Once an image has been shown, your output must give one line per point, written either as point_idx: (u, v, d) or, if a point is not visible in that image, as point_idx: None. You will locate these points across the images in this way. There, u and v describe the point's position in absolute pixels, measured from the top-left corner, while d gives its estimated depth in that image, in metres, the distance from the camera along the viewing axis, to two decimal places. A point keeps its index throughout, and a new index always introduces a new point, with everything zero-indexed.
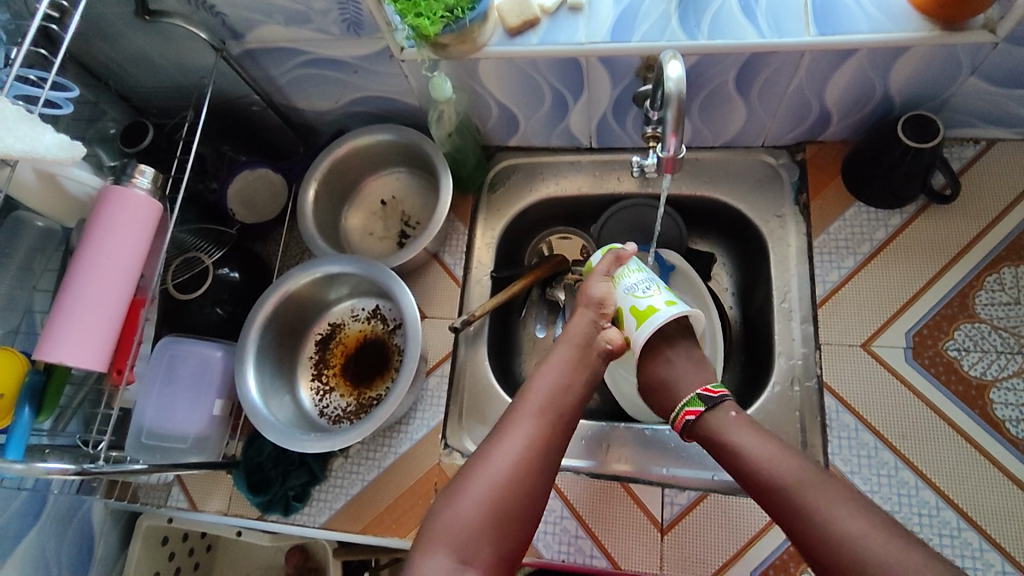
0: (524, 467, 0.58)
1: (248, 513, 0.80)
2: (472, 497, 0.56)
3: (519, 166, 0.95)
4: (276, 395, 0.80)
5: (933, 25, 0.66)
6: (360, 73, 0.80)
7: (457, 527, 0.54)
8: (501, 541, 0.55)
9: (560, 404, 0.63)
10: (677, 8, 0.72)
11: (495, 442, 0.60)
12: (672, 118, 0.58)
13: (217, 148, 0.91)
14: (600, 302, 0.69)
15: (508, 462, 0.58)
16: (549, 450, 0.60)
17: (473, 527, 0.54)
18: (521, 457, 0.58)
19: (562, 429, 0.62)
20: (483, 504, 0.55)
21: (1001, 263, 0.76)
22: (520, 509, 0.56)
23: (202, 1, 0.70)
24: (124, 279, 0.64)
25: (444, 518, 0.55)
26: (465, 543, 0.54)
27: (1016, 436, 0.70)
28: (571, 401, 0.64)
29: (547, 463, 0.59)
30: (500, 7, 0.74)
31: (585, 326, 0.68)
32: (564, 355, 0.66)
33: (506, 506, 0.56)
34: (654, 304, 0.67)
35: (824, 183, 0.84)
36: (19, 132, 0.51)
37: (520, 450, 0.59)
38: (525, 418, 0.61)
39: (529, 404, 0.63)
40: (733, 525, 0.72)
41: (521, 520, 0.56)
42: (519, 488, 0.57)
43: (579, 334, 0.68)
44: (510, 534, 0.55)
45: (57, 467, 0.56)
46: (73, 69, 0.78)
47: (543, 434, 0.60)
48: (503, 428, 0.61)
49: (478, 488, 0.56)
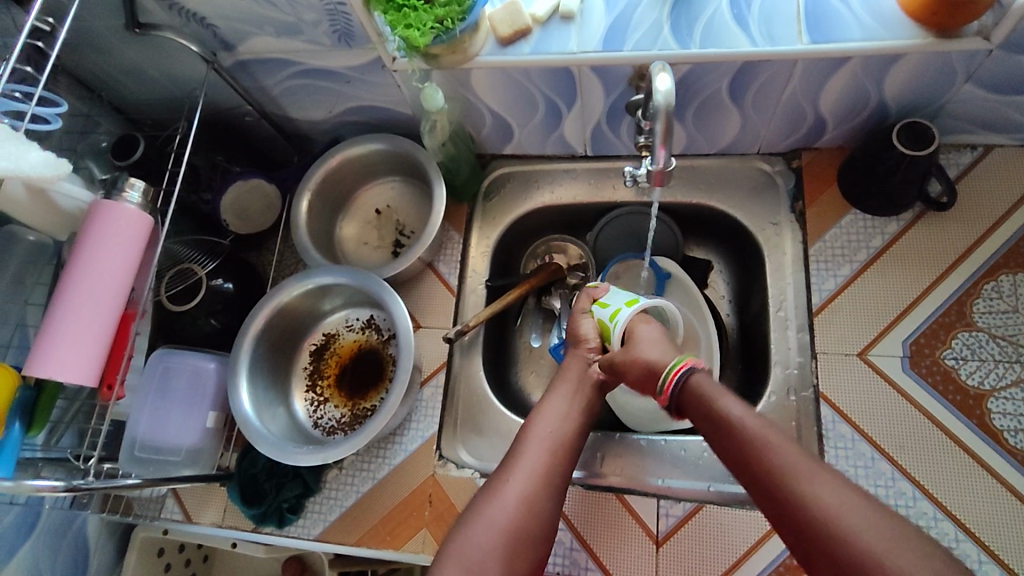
0: (536, 492, 0.57)
1: (242, 525, 0.80)
2: (488, 518, 0.54)
3: (514, 174, 0.95)
4: (269, 407, 0.80)
5: (928, 32, 0.66)
6: (353, 83, 0.80)
7: (471, 547, 0.53)
8: (514, 565, 0.53)
9: (565, 436, 0.62)
10: (669, 17, 0.72)
11: (509, 466, 0.59)
12: (661, 130, 0.58)
13: (211, 158, 0.90)
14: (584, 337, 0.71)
15: (521, 486, 0.57)
16: (559, 476, 0.59)
17: (487, 549, 0.53)
18: (533, 483, 0.57)
19: (569, 459, 0.61)
20: (498, 525, 0.54)
21: (999, 271, 0.76)
22: (533, 531, 0.55)
23: (192, 12, 0.70)
24: (115, 295, 0.64)
25: (459, 541, 0.54)
26: (478, 564, 0.52)
27: (1015, 446, 0.69)
28: (575, 431, 0.63)
29: (557, 491, 0.58)
30: (491, 16, 0.73)
31: (577, 364, 0.69)
32: (562, 389, 0.67)
33: (522, 528, 0.54)
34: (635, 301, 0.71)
35: (819, 191, 0.84)
36: (5, 150, 0.51)
37: (533, 474, 0.58)
38: (535, 444, 0.61)
39: (536, 432, 0.62)
40: (729, 536, 0.71)
41: (534, 544, 0.55)
42: (531, 512, 0.55)
43: (571, 372, 0.69)
44: (524, 557, 0.54)
45: (47, 484, 0.55)
46: (65, 81, 0.78)
47: (550, 460, 0.59)
48: (514, 454, 0.60)
49: (493, 510, 0.55)
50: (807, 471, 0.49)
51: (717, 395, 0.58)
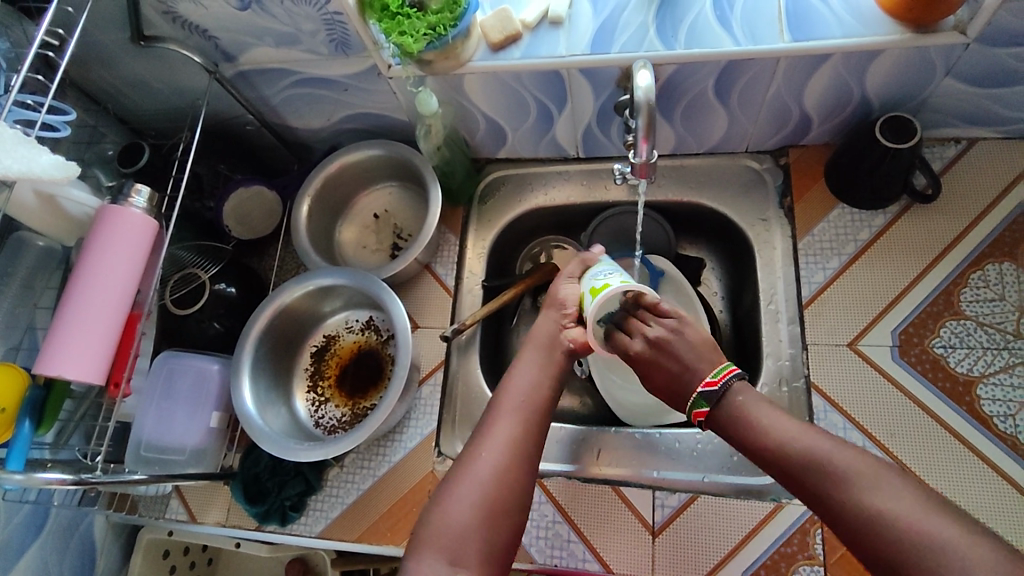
0: (509, 462, 0.58)
1: (246, 524, 0.81)
2: (462, 495, 0.56)
3: (508, 177, 0.97)
4: (271, 406, 0.81)
5: (904, 28, 0.68)
6: (349, 91, 0.82)
7: (448, 525, 0.54)
8: (493, 533, 0.55)
9: (534, 402, 0.63)
10: (654, 20, 0.74)
11: (481, 439, 0.60)
12: (643, 125, 0.62)
13: (212, 167, 0.92)
14: (562, 301, 0.72)
15: (493, 459, 0.58)
16: (531, 445, 0.61)
17: (464, 524, 0.54)
18: (506, 452, 0.59)
19: (540, 424, 0.63)
20: (474, 499, 0.55)
21: (985, 260, 0.77)
22: (510, 502, 0.56)
23: (194, 25, 0.73)
24: (122, 297, 0.67)
25: (433, 522, 0.55)
26: (456, 538, 0.54)
27: (1005, 432, 0.70)
28: (547, 393, 0.65)
29: (530, 457, 0.59)
30: (482, 23, 0.76)
31: (549, 326, 0.70)
32: (532, 354, 0.68)
33: (496, 499, 0.56)
34: (604, 285, 0.66)
35: (807, 186, 0.85)
36: (17, 153, 0.53)
37: (505, 445, 0.59)
38: (506, 413, 0.62)
39: (509, 402, 0.63)
40: (724, 526, 0.72)
41: (513, 514, 0.56)
42: (506, 483, 0.57)
43: (544, 334, 0.70)
44: (503, 528, 0.55)
45: (56, 478, 0.57)
46: (73, 94, 0.81)
47: (522, 430, 0.61)
48: (485, 425, 0.62)
49: (466, 485, 0.56)
50: (874, 485, 0.48)
51: (750, 412, 0.57)
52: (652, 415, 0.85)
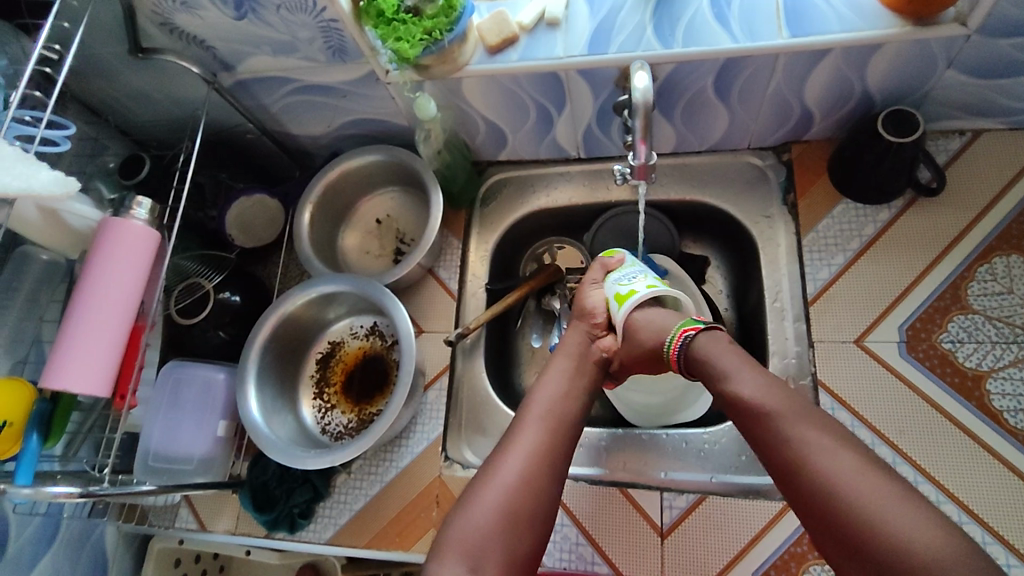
0: (534, 468, 0.58)
1: (254, 531, 0.82)
2: (487, 499, 0.55)
3: (510, 180, 0.97)
4: (277, 414, 0.82)
5: (905, 20, 0.67)
6: (349, 98, 0.82)
7: (470, 530, 0.54)
8: (515, 543, 0.54)
9: (561, 413, 0.64)
10: (651, 19, 0.74)
11: (507, 444, 0.61)
12: (640, 126, 0.62)
13: (214, 176, 0.93)
14: (592, 311, 0.74)
15: (517, 465, 0.58)
16: (557, 454, 0.60)
17: (487, 530, 0.54)
18: (532, 460, 0.59)
19: (568, 434, 0.63)
20: (497, 504, 0.55)
21: (993, 252, 0.76)
22: (532, 508, 0.56)
23: (192, 36, 0.73)
24: (126, 309, 0.67)
25: (458, 525, 0.55)
26: (479, 546, 0.53)
27: (1016, 426, 0.69)
28: (572, 406, 0.65)
29: (554, 465, 0.59)
30: (479, 26, 0.76)
31: (580, 338, 0.73)
32: (561, 367, 0.69)
33: (519, 508, 0.55)
34: (631, 292, 0.70)
35: (810, 182, 0.85)
36: (16, 170, 0.53)
37: (530, 452, 0.59)
38: (532, 421, 0.63)
39: (534, 411, 0.64)
40: (734, 527, 0.72)
41: (535, 520, 0.56)
42: (530, 490, 0.57)
43: (574, 346, 0.72)
44: (524, 537, 0.55)
45: (63, 491, 0.57)
46: (75, 108, 0.81)
47: (549, 438, 0.61)
48: (512, 431, 0.62)
49: (491, 490, 0.56)
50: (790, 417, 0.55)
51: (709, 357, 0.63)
52: (660, 414, 0.85)
